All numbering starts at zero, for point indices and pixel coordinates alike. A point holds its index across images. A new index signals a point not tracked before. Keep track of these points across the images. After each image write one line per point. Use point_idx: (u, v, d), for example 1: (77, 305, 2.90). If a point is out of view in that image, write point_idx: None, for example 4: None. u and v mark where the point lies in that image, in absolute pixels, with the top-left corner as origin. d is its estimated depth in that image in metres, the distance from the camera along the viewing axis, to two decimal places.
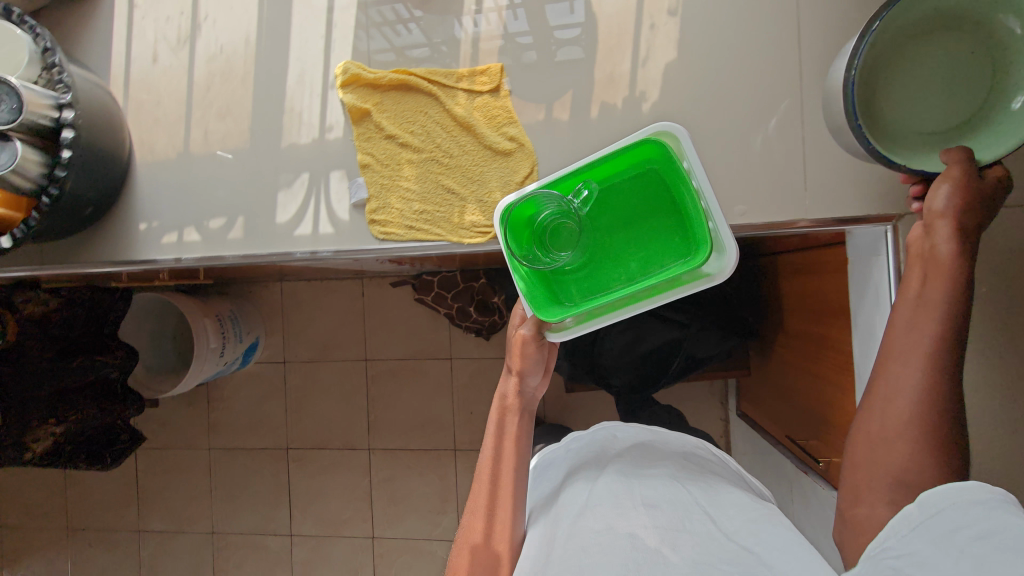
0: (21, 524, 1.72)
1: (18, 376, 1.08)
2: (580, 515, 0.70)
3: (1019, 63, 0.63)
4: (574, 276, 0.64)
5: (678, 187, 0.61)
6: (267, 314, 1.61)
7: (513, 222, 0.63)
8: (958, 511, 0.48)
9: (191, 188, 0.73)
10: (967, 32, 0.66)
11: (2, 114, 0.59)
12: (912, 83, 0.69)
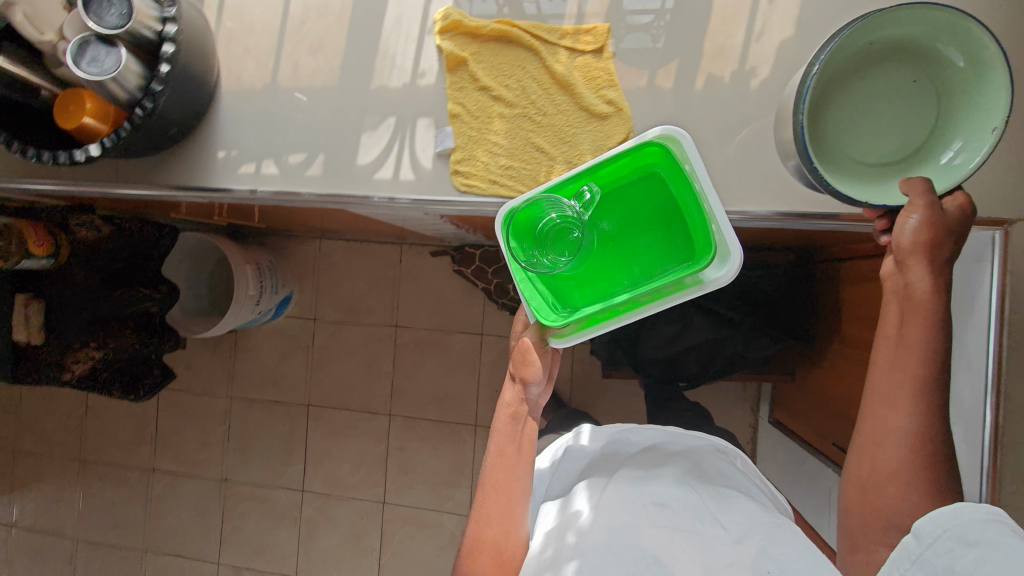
0: (35, 449, 1.73)
1: (65, 299, 1.08)
2: (590, 515, 0.70)
3: (963, 95, 0.58)
4: (572, 283, 0.62)
5: (685, 192, 0.57)
6: (299, 270, 1.59)
7: (513, 229, 0.60)
8: (953, 534, 0.52)
9: (276, 122, 0.71)
10: (908, 61, 0.61)
11: (113, 19, 0.60)
12: (857, 114, 0.63)
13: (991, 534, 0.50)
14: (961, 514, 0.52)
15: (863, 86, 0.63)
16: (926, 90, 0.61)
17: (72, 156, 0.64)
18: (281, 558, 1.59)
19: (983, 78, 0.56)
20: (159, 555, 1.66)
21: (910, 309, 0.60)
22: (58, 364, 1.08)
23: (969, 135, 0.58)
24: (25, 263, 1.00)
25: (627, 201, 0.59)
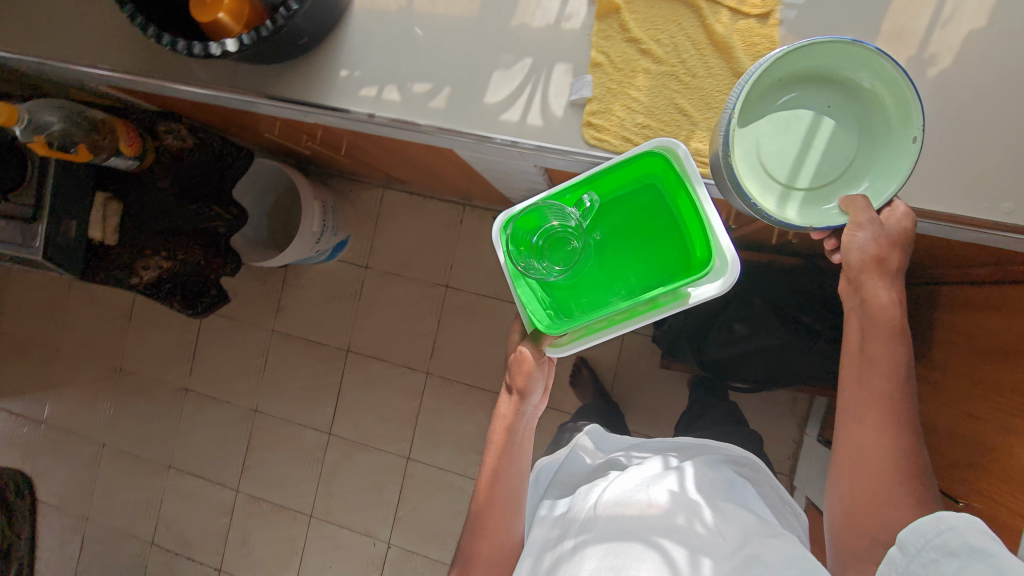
0: (74, 352, 1.76)
1: (145, 205, 1.09)
2: (592, 519, 0.72)
3: (886, 115, 0.60)
4: (570, 290, 0.64)
5: (687, 201, 0.60)
6: (359, 217, 1.58)
7: (514, 240, 0.63)
8: (934, 544, 0.52)
9: (408, 47, 0.69)
10: (825, 84, 0.62)
11: None
12: (786, 137, 0.63)
13: (970, 543, 0.49)
14: (942, 524, 0.52)
15: (787, 115, 0.63)
16: (847, 113, 0.62)
17: (206, 50, 0.62)
18: (299, 495, 1.62)
19: (896, 96, 0.58)
20: (180, 473, 1.70)
21: (870, 323, 0.64)
22: (129, 267, 1.10)
23: (892, 152, 0.59)
24: (114, 161, 1.00)
25: (625, 212, 0.63)
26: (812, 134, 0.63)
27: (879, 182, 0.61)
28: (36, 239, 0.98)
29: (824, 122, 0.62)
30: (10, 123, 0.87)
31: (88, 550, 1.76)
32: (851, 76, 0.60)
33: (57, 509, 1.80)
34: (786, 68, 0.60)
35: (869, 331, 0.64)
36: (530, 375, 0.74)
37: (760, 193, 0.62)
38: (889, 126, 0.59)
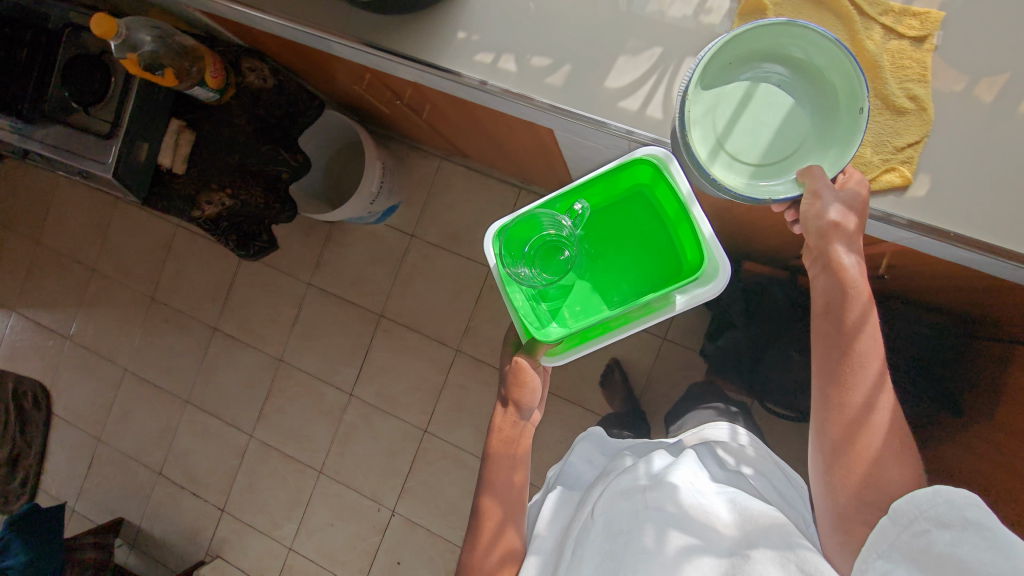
0: (111, 275, 1.78)
1: (217, 139, 1.08)
2: (601, 508, 0.72)
3: (838, 89, 0.59)
4: (567, 290, 0.72)
5: (677, 210, 0.68)
6: (413, 183, 1.57)
7: (510, 248, 0.71)
8: (927, 517, 0.54)
9: (533, 16, 0.67)
10: (773, 60, 0.62)
11: None
12: (741, 112, 0.63)
13: (965, 516, 0.51)
14: (937, 496, 0.53)
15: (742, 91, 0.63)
16: (800, 89, 0.62)
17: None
18: (312, 450, 1.63)
19: (845, 75, 0.58)
20: (198, 409, 1.72)
21: (833, 289, 0.62)
22: (192, 200, 1.08)
23: (844, 125, 0.59)
24: (197, 92, 0.99)
25: (614, 221, 0.72)
26: (766, 108, 0.62)
27: (834, 151, 0.60)
28: (110, 155, 0.98)
29: (776, 96, 0.62)
30: (109, 36, 0.84)
31: (97, 470, 1.79)
32: (789, 50, 0.61)
33: (70, 425, 1.83)
34: (735, 47, 0.61)
35: (829, 295, 0.63)
36: (529, 385, 0.79)
37: (721, 170, 0.63)
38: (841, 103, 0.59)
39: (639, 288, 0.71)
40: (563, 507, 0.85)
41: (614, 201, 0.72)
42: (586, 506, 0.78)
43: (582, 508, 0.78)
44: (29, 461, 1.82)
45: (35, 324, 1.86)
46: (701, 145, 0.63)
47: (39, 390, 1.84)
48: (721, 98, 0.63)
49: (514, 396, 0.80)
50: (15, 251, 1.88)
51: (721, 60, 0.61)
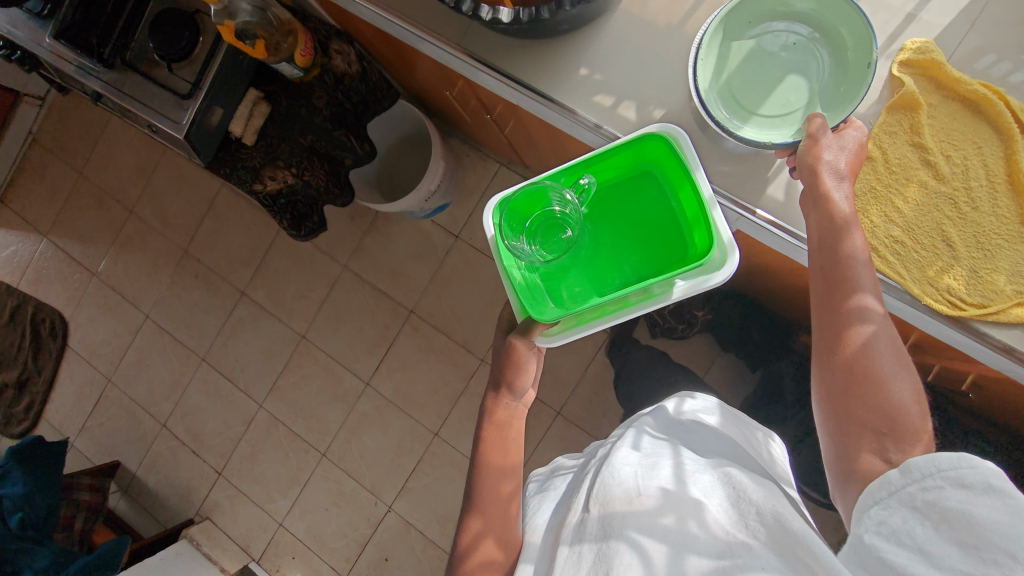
0: (150, 220, 1.78)
1: (292, 117, 1.06)
2: (595, 489, 0.65)
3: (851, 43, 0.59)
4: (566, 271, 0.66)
5: (690, 196, 0.61)
6: (467, 185, 1.54)
7: (512, 220, 0.65)
8: (940, 476, 0.47)
9: (667, 67, 0.64)
10: (787, 15, 0.61)
11: None
12: (756, 64, 0.62)
13: (989, 480, 0.44)
14: (961, 457, 0.45)
15: (755, 44, 0.63)
16: (818, 48, 0.62)
17: (476, 10, 0.56)
18: (320, 431, 1.62)
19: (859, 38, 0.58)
20: (213, 369, 1.72)
21: (826, 230, 0.57)
22: (256, 172, 1.06)
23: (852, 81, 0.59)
24: (282, 67, 0.96)
25: (618, 202, 0.66)
26: (780, 60, 0.62)
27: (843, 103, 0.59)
28: (185, 117, 0.96)
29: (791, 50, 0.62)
30: None
31: (101, 410, 1.79)
32: (800, 7, 0.61)
33: (82, 360, 1.82)
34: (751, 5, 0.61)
35: (824, 247, 0.58)
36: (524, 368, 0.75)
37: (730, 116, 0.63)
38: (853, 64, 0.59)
39: (641, 274, 0.64)
40: (565, 494, 0.77)
41: (621, 178, 0.66)
42: (580, 494, 0.69)
43: (576, 496, 0.70)
44: (37, 388, 1.82)
45: (64, 255, 1.86)
46: (711, 93, 0.62)
47: (57, 319, 1.84)
48: (734, 48, 0.63)
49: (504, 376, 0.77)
50: (58, 178, 1.88)
51: (740, 15, 0.62)
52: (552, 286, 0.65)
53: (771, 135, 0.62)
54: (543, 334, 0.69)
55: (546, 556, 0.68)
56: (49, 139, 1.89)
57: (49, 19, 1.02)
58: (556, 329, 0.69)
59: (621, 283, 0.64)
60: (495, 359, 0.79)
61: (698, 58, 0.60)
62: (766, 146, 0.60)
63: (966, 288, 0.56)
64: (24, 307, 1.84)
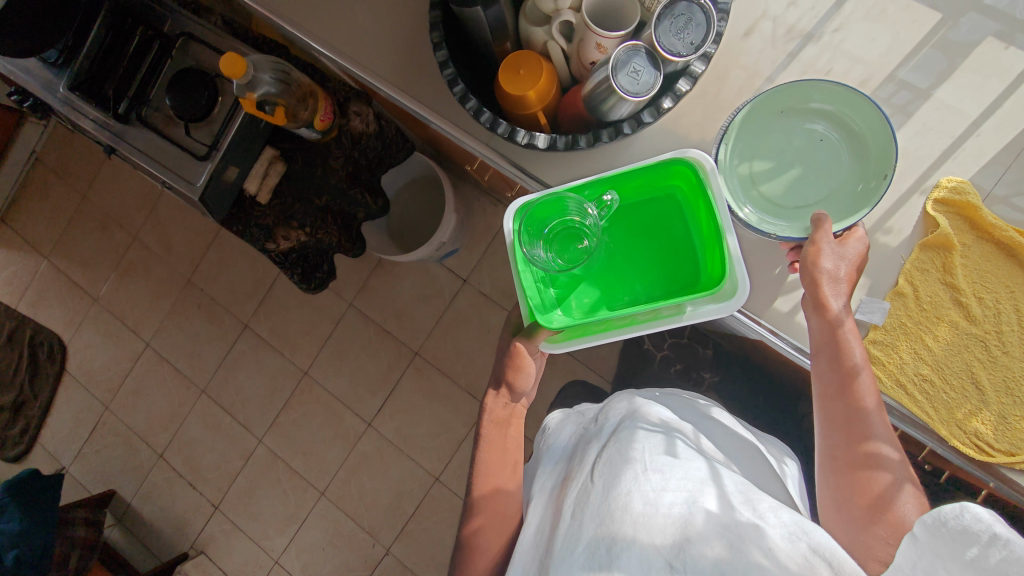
0: (155, 248, 1.77)
1: (306, 176, 1.05)
2: (597, 467, 0.63)
3: (871, 149, 0.55)
4: (575, 284, 0.61)
5: (709, 223, 0.57)
6: (476, 231, 1.53)
7: (529, 226, 0.61)
8: (946, 536, 0.41)
9: None
10: (806, 111, 0.57)
11: (679, 43, 0.48)
12: (771, 159, 0.58)
13: (995, 529, 0.38)
14: (962, 509, 0.40)
15: (772, 138, 0.58)
16: (836, 148, 0.56)
17: (511, 133, 0.58)
18: (318, 469, 1.61)
19: (880, 139, 0.54)
20: (212, 402, 1.70)
21: (825, 347, 0.57)
22: (269, 232, 1.05)
23: (868, 187, 0.55)
24: (301, 132, 0.96)
25: (638, 220, 0.61)
26: (796, 159, 0.57)
27: (855, 208, 0.55)
28: (200, 178, 0.95)
29: (807, 149, 0.57)
30: (234, 77, 0.80)
31: (97, 438, 1.77)
32: (821, 105, 0.56)
33: (80, 386, 1.80)
34: (772, 100, 0.57)
35: (828, 377, 0.58)
36: (522, 368, 0.75)
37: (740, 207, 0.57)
38: (873, 166, 0.55)
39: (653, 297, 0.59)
40: (566, 461, 0.76)
41: (645, 198, 0.61)
42: (579, 471, 0.68)
43: (579, 466, 0.70)
44: (32, 413, 1.79)
45: (65, 279, 1.84)
46: (724, 180, 0.57)
47: (55, 344, 1.81)
48: (748, 141, 0.58)
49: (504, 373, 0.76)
50: (62, 199, 1.86)
51: (761, 109, 0.57)
52: (560, 298, 0.61)
53: (781, 233, 0.57)
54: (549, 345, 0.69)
55: (542, 530, 0.66)
56: (55, 162, 1.87)
57: (64, 68, 1.00)
58: (559, 336, 0.67)
59: (631, 301, 0.60)
60: (497, 358, 0.78)
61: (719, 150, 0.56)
62: (772, 236, 0.56)
63: (993, 433, 0.56)
64: (22, 330, 1.82)
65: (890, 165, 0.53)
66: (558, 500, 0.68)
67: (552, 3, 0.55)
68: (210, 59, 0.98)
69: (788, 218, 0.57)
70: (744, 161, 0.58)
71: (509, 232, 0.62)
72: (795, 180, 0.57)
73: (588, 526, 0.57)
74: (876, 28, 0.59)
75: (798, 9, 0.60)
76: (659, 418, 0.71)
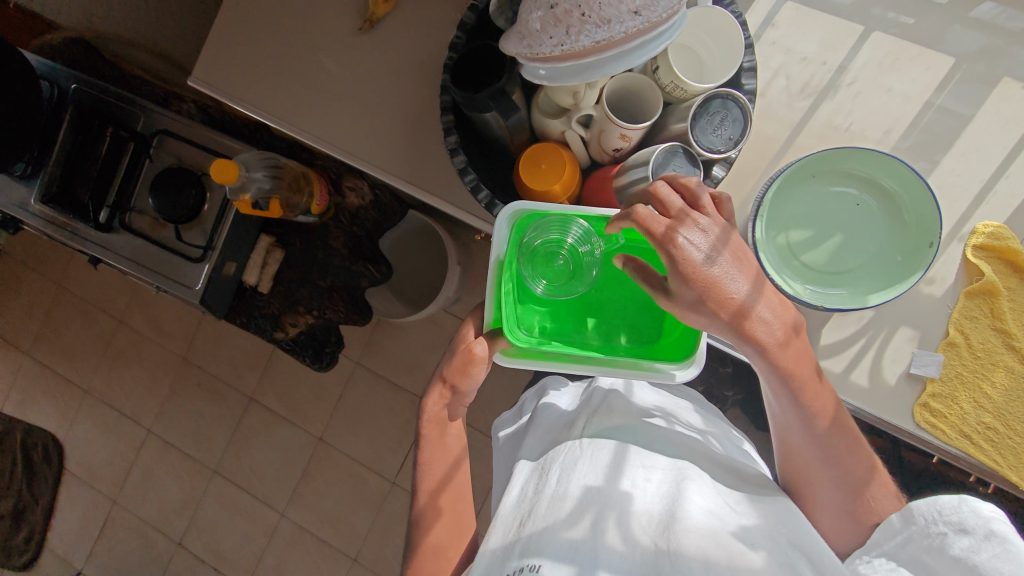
0: (145, 330, 1.71)
1: (306, 258, 1.01)
2: (590, 447, 0.57)
3: (914, 210, 0.52)
4: (543, 307, 0.59)
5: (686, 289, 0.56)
6: (478, 274, 1.50)
7: (521, 240, 0.58)
8: (939, 518, 0.49)
9: None
10: (843, 174, 0.54)
11: (717, 139, 0.49)
12: (808, 224, 0.55)
13: (991, 527, 0.46)
14: (965, 503, 0.48)
15: (809, 204, 0.55)
16: (878, 210, 0.54)
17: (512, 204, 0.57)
18: (347, 536, 1.56)
19: (918, 194, 0.52)
20: (228, 480, 1.64)
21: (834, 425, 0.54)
22: (277, 320, 1.02)
23: (908, 248, 0.53)
24: (300, 218, 0.93)
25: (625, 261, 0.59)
26: (835, 222, 0.55)
27: (898, 272, 0.53)
28: (199, 281, 0.91)
29: (846, 212, 0.55)
30: (226, 182, 0.76)
31: (109, 534, 1.70)
32: (859, 168, 0.54)
33: (83, 483, 1.72)
34: (807, 167, 0.55)
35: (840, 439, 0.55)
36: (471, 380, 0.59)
37: (778, 274, 0.55)
38: (915, 230, 0.52)
39: (617, 341, 0.58)
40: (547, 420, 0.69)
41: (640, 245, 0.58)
42: (564, 439, 0.61)
43: (565, 431, 0.63)
44: (35, 518, 1.71)
45: (51, 373, 1.76)
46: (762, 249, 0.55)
47: (51, 442, 1.73)
48: (783, 208, 0.56)
49: (455, 378, 0.60)
50: (36, 291, 1.78)
51: (796, 176, 0.55)
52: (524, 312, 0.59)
53: (824, 299, 0.54)
54: (501, 363, 0.58)
55: (513, 486, 0.59)
56: (23, 253, 1.79)
57: (33, 179, 0.94)
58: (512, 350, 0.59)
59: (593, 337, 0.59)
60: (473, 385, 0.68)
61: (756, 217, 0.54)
62: (817, 308, 0.53)
63: None
64: (13, 433, 1.73)
65: (938, 225, 0.50)
66: (537, 458, 0.61)
67: (571, 98, 0.53)
68: (190, 154, 0.94)
69: (837, 283, 0.55)
70: (780, 231, 0.56)
71: (499, 239, 0.57)
72: (837, 246, 0.55)
73: (575, 497, 0.52)
74: (892, 77, 0.58)
75: (807, 64, 0.60)
76: (655, 408, 0.67)
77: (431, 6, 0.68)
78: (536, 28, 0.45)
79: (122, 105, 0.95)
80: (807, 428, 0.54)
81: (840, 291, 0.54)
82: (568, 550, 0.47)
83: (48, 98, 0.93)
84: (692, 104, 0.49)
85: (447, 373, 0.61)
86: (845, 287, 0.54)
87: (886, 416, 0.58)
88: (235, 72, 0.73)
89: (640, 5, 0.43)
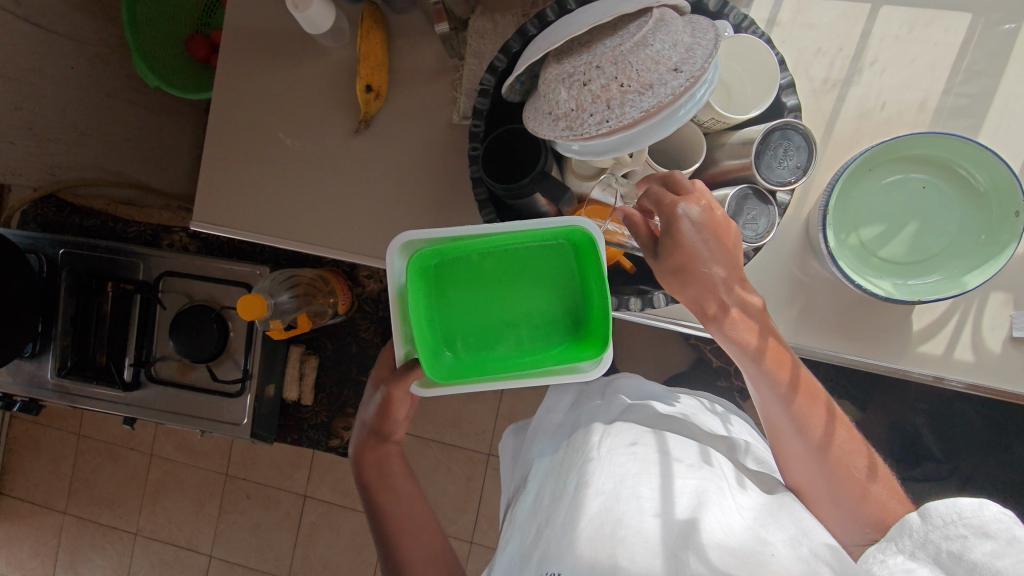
0: (176, 457, 1.66)
1: (337, 356, 1.00)
2: (603, 456, 0.54)
3: (988, 179, 0.51)
4: (458, 335, 0.50)
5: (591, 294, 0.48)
6: None
7: (414, 269, 0.49)
8: (963, 523, 0.45)
9: (808, 262, 0.58)
10: (901, 160, 0.53)
11: (782, 171, 0.49)
12: (876, 218, 0.54)
13: (1013, 532, 0.43)
14: (984, 504, 0.45)
15: (874, 198, 0.54)
16: (945, 187, 0.53)
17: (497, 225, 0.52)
18: None
19: (988, 166, 0.50)
20: None
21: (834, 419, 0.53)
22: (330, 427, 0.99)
23: (990, 218, 0.51)
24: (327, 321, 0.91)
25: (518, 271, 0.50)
26: (906, 208, 0.53)
27: (988, 245, 0.51)
28: (246, 415, 0.88)
29: (913, 195, 0.53)
30: (257, 316, 0.74)
31: None
32: (918, 151, 0.52)
33: None
34: (865, 163, 0.53)
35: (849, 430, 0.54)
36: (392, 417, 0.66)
37: (859, 274, 0.53)
38: (993, 199, 0.51)
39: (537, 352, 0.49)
40: (551, 426, 0.65)
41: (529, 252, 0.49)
42: (577, 445, 0.57)
43: (580, 433, 0.59)
44: None
45: (93, 525, 1.69)
46: (841, 255, 0.53)
47: None
48: (847, 206, 0.54)
49: (380, 423, 0.66)
50: (56, 446, 1.72)
51: (855, 174, 0.53)
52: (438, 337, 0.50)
53: (919, 290, 0.52)
54: (418, 393, 0.51)
55: (531, 501, 0.57)
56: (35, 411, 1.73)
57: (44, 355, 0.90)
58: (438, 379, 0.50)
59: (517, 349, 0.50)
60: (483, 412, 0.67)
61: (828, 226, 0.52)
62: (917, 303, 0.50)
63: None
64: None
65: (1020, 193, 0.48)
66: (553, 464, 0.59)
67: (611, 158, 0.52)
68: (200, 288, 0.90)
69: (926, 271, 0.53)
70: (849, 232, 0.54)
71: (395, 273, 0.49)
72: (914, 232, 0.53)
73: (595, 509, 0.49)
74: (912, 48, 0.57)
75: (823, 54, 0.58)
76: (681, 412, 0.64)
77: (422, 91, 0.66)
78: (572, 107, 0.43)
79: (115, 258, 0.90)
80: (791, 417, 0.52)
81: (934, 278, 0.53)
82: (583, 565, 0.45)
83: (39, 272, 0.89)
84: (752, 141, 0.49)
85: (374, 422, 0.67)
86: (935, 272, 0.53)
87: (1004, 382, 0.57)
88: (233, 204, 0.69)
89: (677, 61, 0.41)
